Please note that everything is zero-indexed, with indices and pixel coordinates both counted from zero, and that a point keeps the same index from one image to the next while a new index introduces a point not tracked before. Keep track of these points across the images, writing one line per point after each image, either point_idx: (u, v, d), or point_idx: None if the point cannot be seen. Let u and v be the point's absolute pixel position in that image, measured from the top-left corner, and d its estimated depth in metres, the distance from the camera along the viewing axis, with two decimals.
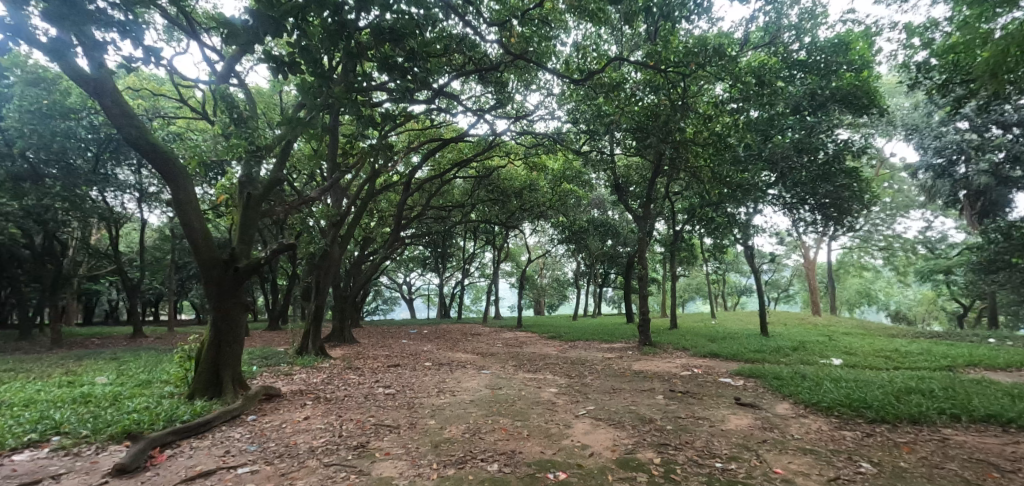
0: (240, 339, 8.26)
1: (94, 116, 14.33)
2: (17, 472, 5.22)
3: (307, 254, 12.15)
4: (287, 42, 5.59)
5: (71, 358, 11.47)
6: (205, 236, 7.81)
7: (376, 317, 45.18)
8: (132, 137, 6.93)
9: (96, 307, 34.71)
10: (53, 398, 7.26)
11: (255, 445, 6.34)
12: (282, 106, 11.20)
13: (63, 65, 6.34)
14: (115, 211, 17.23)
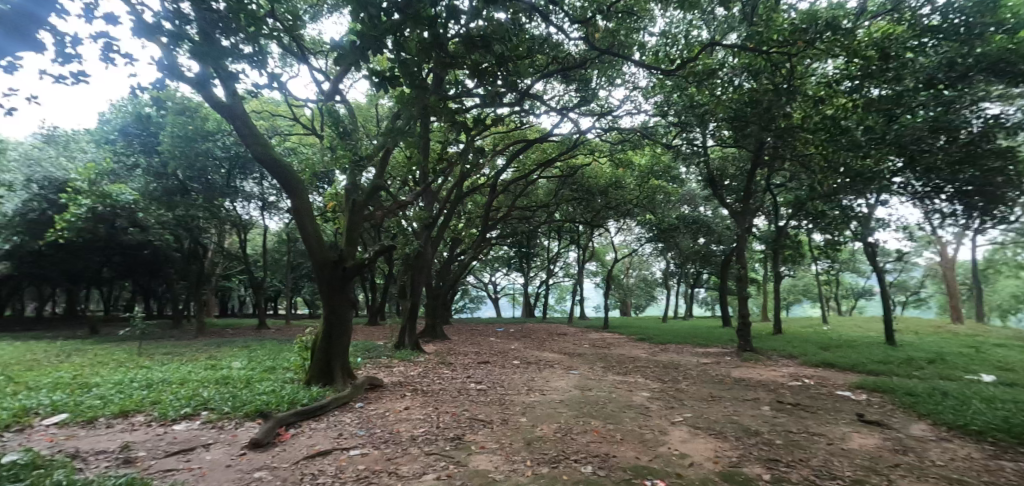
0: (348, 333, 8.94)
1: (226, 136, 16.34)
2: (177, 439, 6.11)
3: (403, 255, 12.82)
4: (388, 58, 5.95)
5: (211, 345, 13.20)
6: (318, 239, 8.57)
7: (464, 316, 46.85)
8: (258, 153, 7.81)
9: (227, 302, 39.48)
10: (200, 379, 8.37)
11: (364, 430, 6.85)
12: (379, 116, 11.99)
13: (205, 94, 7.29)
14: (243, 218, 19.49)
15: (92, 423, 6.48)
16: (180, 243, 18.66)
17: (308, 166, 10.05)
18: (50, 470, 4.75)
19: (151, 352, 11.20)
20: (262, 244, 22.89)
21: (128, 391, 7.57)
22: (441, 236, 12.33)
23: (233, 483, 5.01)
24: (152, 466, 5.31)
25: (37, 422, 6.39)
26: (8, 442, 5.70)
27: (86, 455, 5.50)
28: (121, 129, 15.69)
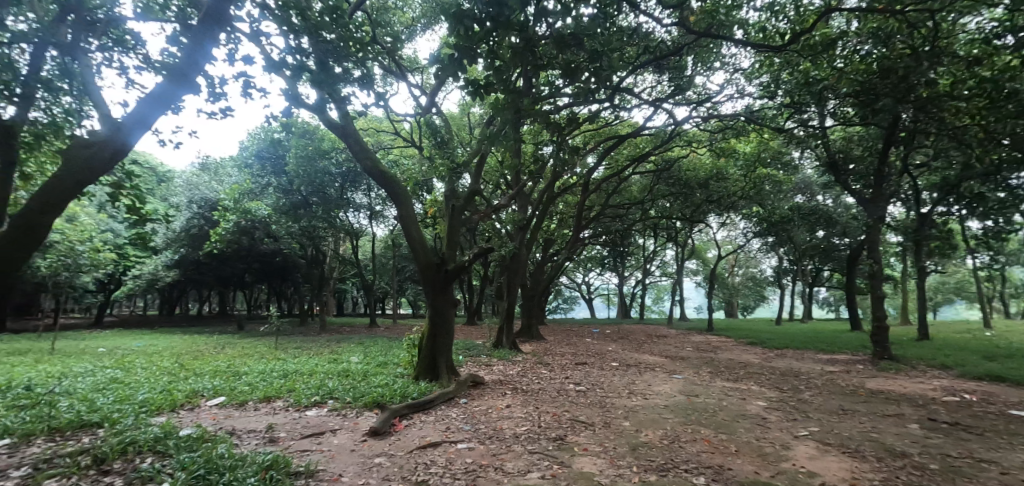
0: (451, 332, 9.31)
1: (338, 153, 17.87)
2: (309, 424, 6.82)
3: (498, 257, 13.07)
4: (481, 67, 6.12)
5: (332, 341, 14.53)
6: (422, 243, 9.08)
7: (558, 316, 46.90)
8: (367, 167, 8.45)
9: (342, 303, 43.21)
10: (325, 371, 9.22)
11: (469, 425, 7.11)
12: (471, 124, 12.38)
13: (321, 115, 8.04)
14: (354, 227, 21.20)
15: (243, 405, 7.44)
16: (304, 250, 20.78)
17: (411, 176, 10.66)
18: (213, 445, 5.54)
19: (285, 347, 12.59)
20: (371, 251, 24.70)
21: (269, 379, 8.57)
22: (535, 236, 12.37)
23: (356, 467, 5.45)
24: (291, 446, 5.96)
25: (201, 403, 7.46)
26: (183, 418, 6.74)
27: (239, 433, 6.34)
28: (257, 153, 17.87)
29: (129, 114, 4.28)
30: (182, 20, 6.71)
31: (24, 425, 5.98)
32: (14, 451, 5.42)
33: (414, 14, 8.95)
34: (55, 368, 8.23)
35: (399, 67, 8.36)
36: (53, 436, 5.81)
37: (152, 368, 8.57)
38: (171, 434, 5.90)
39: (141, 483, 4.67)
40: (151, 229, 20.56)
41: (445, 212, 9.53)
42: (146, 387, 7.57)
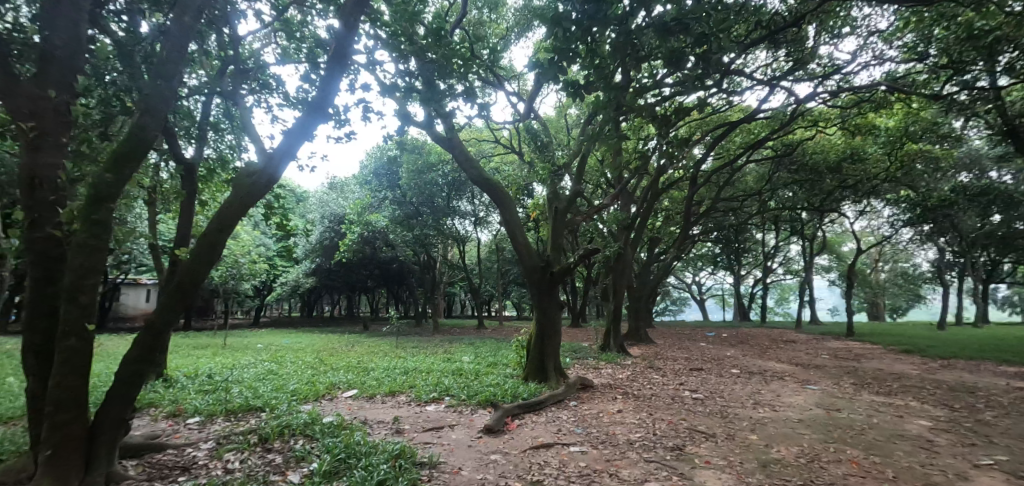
0: (558, 334, 9.33)
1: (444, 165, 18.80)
2: (430, 418, 7.27)
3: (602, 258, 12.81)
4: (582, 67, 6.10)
5: (444, 341, 15.35)
6: (527, 247, 9.25)
7: (666, 318, 44.87)
8: (473, 176, 8.84)
9: (452, 306, 45.42)
10: (441, 369, 9.76)
11: (581, 428, 7.08)
12: (569, 126, 12.32)
13: (429, 130, 8.58)
14: (461, 234, 22.14)
15: (373, 398, 8.14)
16: (417, 257, 22.19)
17: (513, 181, 10.91)
18: (351, 433, 6.15)
19: (405, 345, 13.57)
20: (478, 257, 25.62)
21: (393, 375, 9.28)
22: (641, 235, 11.89)
23: (474, 462, 5.68)
24: (415, 437, 6.40)
25: (338, 394, 8.30)
26: (325, 407, 7.56)
27: (373, 423, 6.97)
28: (374, 171, 19.47)
29: (280, 147, 4.97)
30: (311, 59, 7.57)
31: (207, 407, 7.16)
32: (201, 429, 6.51)
33: (508, 24, 9.12)
34: (226, 359, 9.72)
35: (497, 77, 8.61)
36: (228, 417, 6.88)
37: (298, 362, 9.73)
38: (317, 421, 6.68)
39: (295, 462, 5.35)
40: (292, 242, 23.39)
41: (548, 215, 9.60)
42: (295, 378, 8.62)
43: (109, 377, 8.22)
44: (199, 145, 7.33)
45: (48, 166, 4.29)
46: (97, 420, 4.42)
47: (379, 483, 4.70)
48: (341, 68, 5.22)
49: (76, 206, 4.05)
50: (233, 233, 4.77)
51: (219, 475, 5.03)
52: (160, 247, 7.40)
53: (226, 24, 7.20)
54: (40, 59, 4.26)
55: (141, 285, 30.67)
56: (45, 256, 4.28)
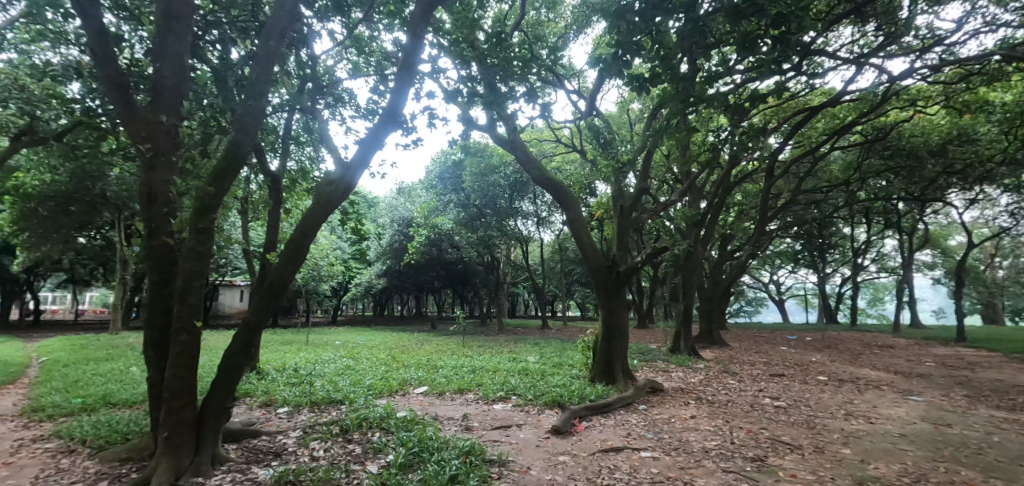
0: (625, 335, 9.09)
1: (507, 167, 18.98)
2: (498, 416, 7.40)
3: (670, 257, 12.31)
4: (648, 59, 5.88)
5: (510, 341, 15.51)
6: (592, 247, 9.11)
7: (741, 319, 42.14)
8: (535, 176, 8.85)
9: (517, 306, 45.82)
10: (507, 369, 9.89)
11: (652, 433, 6.84)
12: (632, 121, 11.95)
13: (491, 133, 8.72)
14: (524, 235, 22.19)
15: (442, 395, 8.43)
16: (482, 258, 22.53)
17: (576, 180, 10.76)
18: (423, 427, 6.43)
19: (471, 344, 13.85)
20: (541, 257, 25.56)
21: (461, 373, 9.53)
22: (713, 231, 11.28)
23: (543, 462, 5.70)
24: (483, 435, 6.54)
25: (410, 390, 8.67)
26: (397, 402, 7.95)
27: (442, 418, 7.24)
28: (440, 175, 20.05)
29: (355, 158, 5.35)
30: (380, 71, 7.99)
31: (294, 398, 7.79)
32: (291, 418, 7.10)
33: (566, 21, 9.03)
34: (308, 354, 10.51)
35: (557, 76, 8.55)
36: (313, 408, 7.45)
37: (372, 358, 10.31)
38: (391, 415, 7.05)
39: (373, 453, 5.67)
40: (366, 245, 24.82)
41: (613, 213, 9.39)
42: (370, 374, 9.13)
43: (213, 369, 9.19)
44: (282, 157, 7.98)
45: (163, 182, 4.92)
46: (204, 406, 5.00)
47: (451, 478, 4.85)
48: (409, 80, 5.52)
49: (186, 217, 4.78)
50: (317, 237, 5.21)
51: (307, 461, 5.44)
52: (253, 252, 8.17)
53: (303, 45, 7.79)
54: (152, 89, 4.98)
55: (235, 286, 34.04)
56: (162, 261, 4.93)
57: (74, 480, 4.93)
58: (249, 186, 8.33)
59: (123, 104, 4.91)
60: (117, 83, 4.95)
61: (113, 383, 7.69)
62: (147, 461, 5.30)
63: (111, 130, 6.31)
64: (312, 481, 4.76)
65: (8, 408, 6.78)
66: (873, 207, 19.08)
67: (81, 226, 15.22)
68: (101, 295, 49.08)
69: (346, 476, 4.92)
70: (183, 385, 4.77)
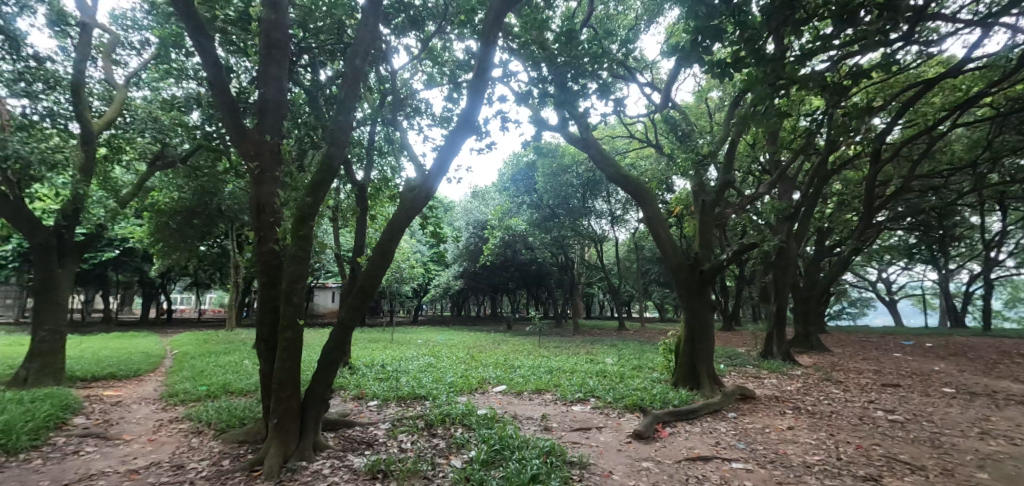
0: (712, 338, 8.57)
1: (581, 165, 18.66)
2: (577, 418, 7.33)
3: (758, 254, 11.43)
4: (729, 44, 5.50)
5: (586, 342, 15.23)
6: (671, 244, 8.71)
7: (843, 322, 37.97)
8: (610, 174, 8.65)
9: (592, 306, 45.09)
10: (585, 370, 9.76)
11: (744, 443, 6.39)
12: (711, 110, 11.23)
13: (563, 132, 8.66)
14: (598, 234, 21.56)
15: (520, 395, 8.52)
16: (555, 258, 22.43)
17: (653, 175, 10.34)
18: (503, 425, 6.58)
19: (547, 345, 13.82)
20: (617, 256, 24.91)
21: (537, 374, 9.57)
22: (808, 224, 10.32)
23: (625, 467, 5.56)
24: (563, 436, 6.54)
25: (489, 388, 8.89)
26: (478, 400, 8.16)
27: (522, 418, 7.30)
28: (513, 177, 20.15)
29: (433, 166, 5.63)
30: (453, 80, 8.27)
31: (382, 392, 8.31)
32: (380, 411, 7.58)
33: (636, 12, 8.72)
34: (392, 352, 11.15)
35: (629, 70, 8.28)
36: (400, 402, 7.90)
37: (452, 357, 10.70)
38: (473, 412, 7.27)
39: (457, 448, 5.89)
40: (444, 248, 25.74)
41: (694, 208, 8.92)
42: (451, 372, 9.49)
43: (312, 364, 10.05)
44: (367, 167, 8.53)
45: (269, 195, 5.50)
46: (307, 397, 5.51)
47: (532, 476, 4.89)
48: (482, 87, 5.72)
49: (289, 225, 5.34)
50: (402, 240, 5.57)
51: (396, 452, 5.75)
52: (343, 256, 8.83)
53: (383, 62, 8.30)
54: (258, 112, 5.60)
55: (327, 287, 36.87)
56: (270, 265, 5.52)
57: (203, 457, 5.67)
58: (339, 196, 9.02)
59: (235, 128, 5.58)
60: (229, 109, 5.64)
61: (231, 374, 8.71)
62: (259, 444, 5.95)
63: (225, 152, 7.16)
64: (401, 471, 5.03)
65: (151, 393, 7.94)
66: (1011, 192, 16.31)
67: (203, 236, 17.34)
68: (218, 296, 55.38)
69: (432, 469, 5.16)
70: (289, 377, 5.29)
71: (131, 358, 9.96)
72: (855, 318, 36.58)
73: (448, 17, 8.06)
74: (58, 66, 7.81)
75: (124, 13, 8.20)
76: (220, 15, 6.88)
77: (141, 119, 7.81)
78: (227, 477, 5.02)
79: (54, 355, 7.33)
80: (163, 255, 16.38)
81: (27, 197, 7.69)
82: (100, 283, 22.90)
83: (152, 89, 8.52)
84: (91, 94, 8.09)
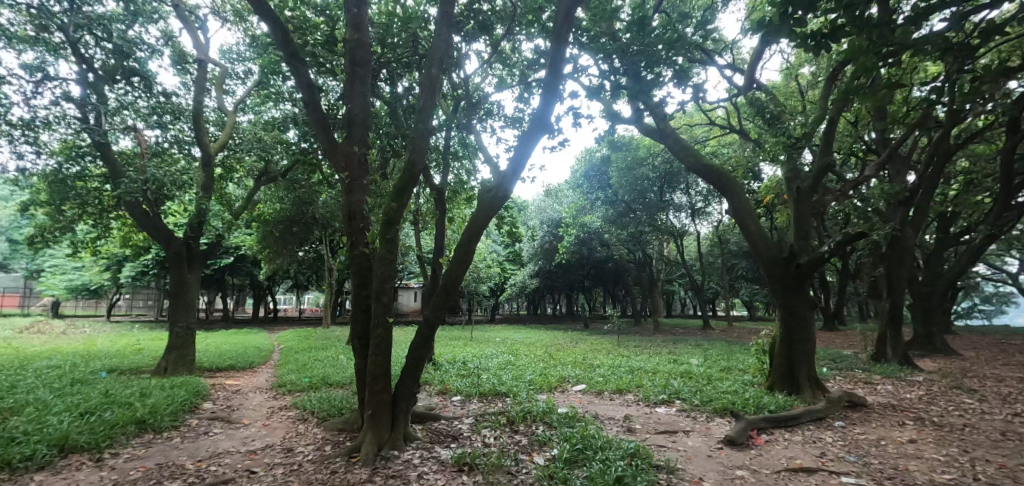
0: (813, 338, 7.81)
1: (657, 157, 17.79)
2: (662, 421, 7.05)
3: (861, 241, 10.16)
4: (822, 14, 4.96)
5: (669, 342, 14.55)
6: (762, 237, 8.03)
7: (974, 321, 32.95)
8: (689, 164, 8.19)
9: (672, 304, 43.21)
10: (669, 370, 9.37)
11: (855, 455, 5.72)
12: (802, 89, 10.24)
13: (637, 124, 8.37)
14: (677, 229, 20.40)
15: (601, 394, 8.36)
16: (633, 255, 21.71)
17: (736, 163, 9.65)
18: (585, 425, 6.50)
19: (626, 344, 13.41)
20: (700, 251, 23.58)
21: (618, 373, 9.36)
22: (927, 209, 9.07)
23: (717, 474, 5.25)
24: (647, 439, 6.33)
25: (569, 387, 8.84)
26: (558, 398, 8.15)
27: (603, 418, 7.18)
28: (585, 174, 19.54)
29: (509, 167, 5.73)
30: (523, 81, 8.32)
31: (465, 388, 8.60)
32: (463, 406, 7.85)
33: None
34: (473, 349, 11.50)
35: (707, 53, 7.78)
36: (482, 398, 8.12)
37: (531, 355, 10.79)
38: (553, 410, 7.28)
39: (539, 446, 5.92)
40: (520, 247, 25.97)
41: (788, 197, 8.20)
42: (530, 369, 9.58)
43: (401, 360, 10.66)
44: (444, 171, 8.88)
45: (359, 202, 5.91)
46: (397, 391, 5.84)
47: (618, 478, 4.79)
48: (555, 85, 5.72)
49: (378, 229, 5.73)
50: (481, 240, 5.72)
51: (480, 446, 5.91)
52: (425, 258, 9.25)
53: (456, 69, 8.56)
54: (346, 126, 6.04)
55: (411, 288, 38.87)
56: (362, 267, 5.93)
57: (308, 443, 6.26)
58: (419, 201, 9.49)
59: (327, 142, 6.10)
60: (321, 125, 6.15)
61: (329, 367, 9.52)
62: (356, 433, 6.44)
63: (318, 164, 7.83)
64: (486, 465, 5.17)
65: (264, 383, 8.92)
66: None
67: (301, 243, 19.05)
68: (314, 296, 60.27)
69: (516, 464, 5.25)
70: (381, 371, 5.64)
71: (247, 352, 11.25)
72: (989, 316, 31.57)
73: (516, 18, 8.07)
74: (182, 99, 9.05)
75: (231, 48, 9.30)
76: (309, 40, 7.55)
77: (248, 140, 8.79)
78: (329, 461, 5.50)
79: (187, 348, 8.51)
80: (269, 260, 18.22)
81: (164, 213, 8.98)
82: (220, 286, 25.97)
83: (256, 112, 9.58)
84: (208, 122, 9.27)
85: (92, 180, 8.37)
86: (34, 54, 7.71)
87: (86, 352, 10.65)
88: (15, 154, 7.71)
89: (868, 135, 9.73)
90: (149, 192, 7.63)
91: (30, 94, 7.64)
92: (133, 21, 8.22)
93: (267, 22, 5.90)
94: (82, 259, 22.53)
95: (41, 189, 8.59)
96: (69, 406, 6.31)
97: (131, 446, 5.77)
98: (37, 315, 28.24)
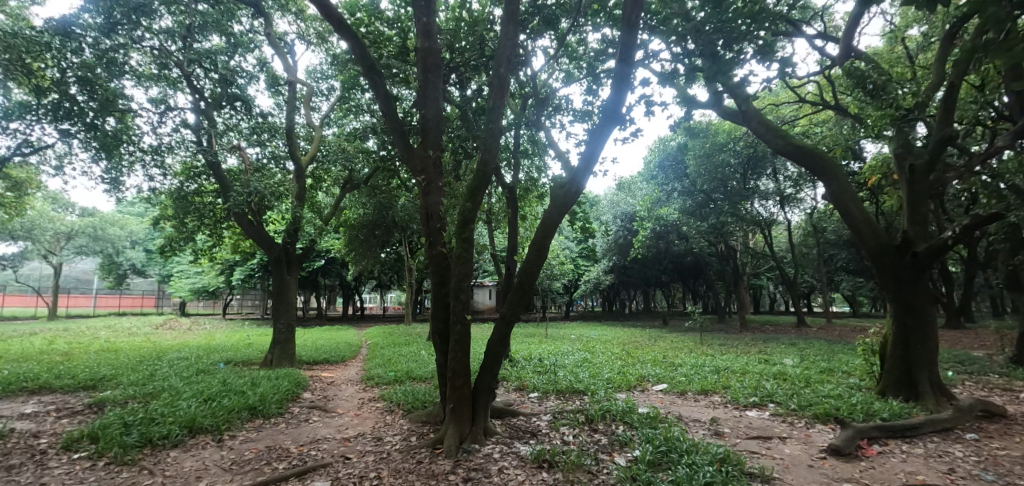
0: (936, 337, 6.81)
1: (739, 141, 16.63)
2: (753, 425, 6.55)
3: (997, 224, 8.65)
4: None
5: (760, 340, 13.50)
6: (869, 224, 7.11)
7: None
8: (778, 147, 7.48)
9: (760, 300, 40.33)
10: (759, 371, 8.70)
11: (995, 473, 4.89)
12: (910, 54, 9.03)
13: (716, 108, 7.83)
14: (765, 218, 18.83)
15: (683, 395, 7.96)
16: (715, 248, 20.48)
17: (833, 142, 8.72)
18: (668, 426, 6.26)
19: (709, 343, 12.65)
20: (793, 241, 21.69)
21: (702, 373, 8.87)
22: None
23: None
24: (737, 444, 5.90)
25: (648, 387, 8.51)
26: (638, 397, 7.88)
27: (687, 419, 6.84)
28: (659, 164, 18.72)
29: (581, 161, 5.60)
30: (592, 73, 8.11)
31: (542, 385, 8.62)
32: (541, 402, 7.86)
33: None
34: (548, 346, 11.53)
35: (793, 23, 7.08)
36: (559, 395, 8.07)
37: (607, 353, 10.56)
38: (633, 410, 7.06)
39: (620, 446, 5.76)
40: (594, 242, 25.52)
41: (899, 178, 7.23)
42: (607, 367, 9.37)
43: (478, 357, 10.93)
44: (515, 169, 8.93)
45: (435, 203, 6.11)
46: (476, 386, 5.99)
47: (707, 483, 4.54)
48: (626, 76, 5.50)
49: (454, 230, 5.90)
50: (554, 237, 5.68)
51: (559, 443, 5.89)
52: (499, 256, 9.40)
53: (523, 67, 8.54)
54: (421, 131, 6.28)
55: (486, 286, 39.87)
56: (440, 266, 6.09)
57: (395, 433, 6.65)
58: (492, 200, 9.67)
59: (403, 147, 6.40)
60: (396, 131, 6.41)
61: (412, 363, 10.03)
62: (438, 425, 6.70)
63: (395, 170, 8.24)
64: (565, 463, 5.14)
65: (355, 376, 9.63)
66: None
67: (383, 245, 20.26)
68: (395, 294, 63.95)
69: (595, 464, 5.16)
70: (461, 366, 5.79)
71: (338, 348, 12.17)
72: None
73: (582, 10, 7.84)
74: (277, 118, 10.07)
75: (316, 68, 10.18)
76: (383, 52, 8.00)
77: (333, 152, 9.57)
78: (415, 451, 5.79)
79: (289, 343, 9.44)
80: (355, 261, 19.60)
81: (265, 221, 9.95)
82: (316, 286, 28.30)
83: (339, 125, 10.39)
84: (299, 137, 10.23)
85: (207, 196, 9.55)
86: (157, 89, 8.97)
87: (205, 346, 12.13)
88: (148, 176, 9.02)
89: (1000, 101, 8.34)
90: (253, 204, 8.57)
91: (157, 123, 8.89)
92: (233, 52, 9.30)
93: (346, 39, 6.25)
94: (203, 265, 25.61)
95: (167, 204, 9.94)
96: (195, 392, 7.25)
97: (244, 429, 6.51)
98: (170, 314, 32.51)
